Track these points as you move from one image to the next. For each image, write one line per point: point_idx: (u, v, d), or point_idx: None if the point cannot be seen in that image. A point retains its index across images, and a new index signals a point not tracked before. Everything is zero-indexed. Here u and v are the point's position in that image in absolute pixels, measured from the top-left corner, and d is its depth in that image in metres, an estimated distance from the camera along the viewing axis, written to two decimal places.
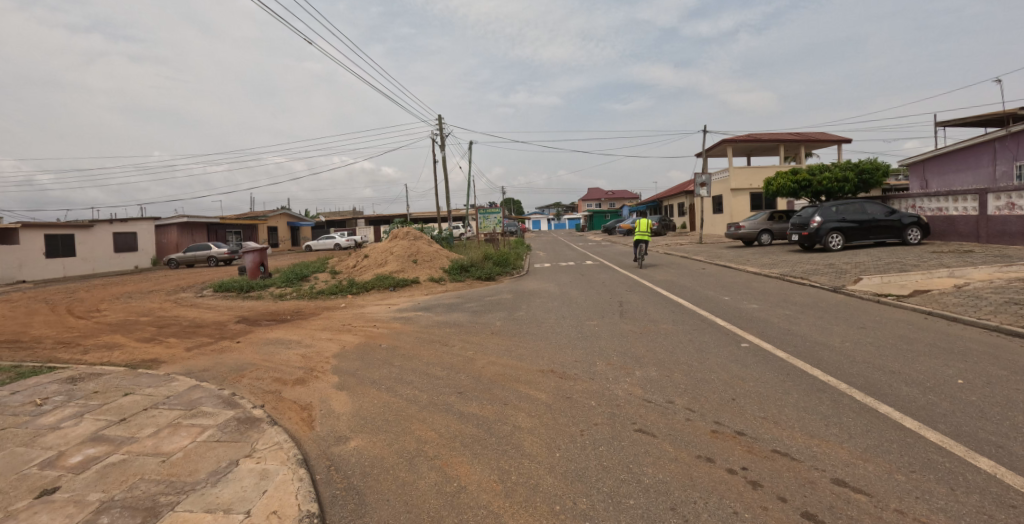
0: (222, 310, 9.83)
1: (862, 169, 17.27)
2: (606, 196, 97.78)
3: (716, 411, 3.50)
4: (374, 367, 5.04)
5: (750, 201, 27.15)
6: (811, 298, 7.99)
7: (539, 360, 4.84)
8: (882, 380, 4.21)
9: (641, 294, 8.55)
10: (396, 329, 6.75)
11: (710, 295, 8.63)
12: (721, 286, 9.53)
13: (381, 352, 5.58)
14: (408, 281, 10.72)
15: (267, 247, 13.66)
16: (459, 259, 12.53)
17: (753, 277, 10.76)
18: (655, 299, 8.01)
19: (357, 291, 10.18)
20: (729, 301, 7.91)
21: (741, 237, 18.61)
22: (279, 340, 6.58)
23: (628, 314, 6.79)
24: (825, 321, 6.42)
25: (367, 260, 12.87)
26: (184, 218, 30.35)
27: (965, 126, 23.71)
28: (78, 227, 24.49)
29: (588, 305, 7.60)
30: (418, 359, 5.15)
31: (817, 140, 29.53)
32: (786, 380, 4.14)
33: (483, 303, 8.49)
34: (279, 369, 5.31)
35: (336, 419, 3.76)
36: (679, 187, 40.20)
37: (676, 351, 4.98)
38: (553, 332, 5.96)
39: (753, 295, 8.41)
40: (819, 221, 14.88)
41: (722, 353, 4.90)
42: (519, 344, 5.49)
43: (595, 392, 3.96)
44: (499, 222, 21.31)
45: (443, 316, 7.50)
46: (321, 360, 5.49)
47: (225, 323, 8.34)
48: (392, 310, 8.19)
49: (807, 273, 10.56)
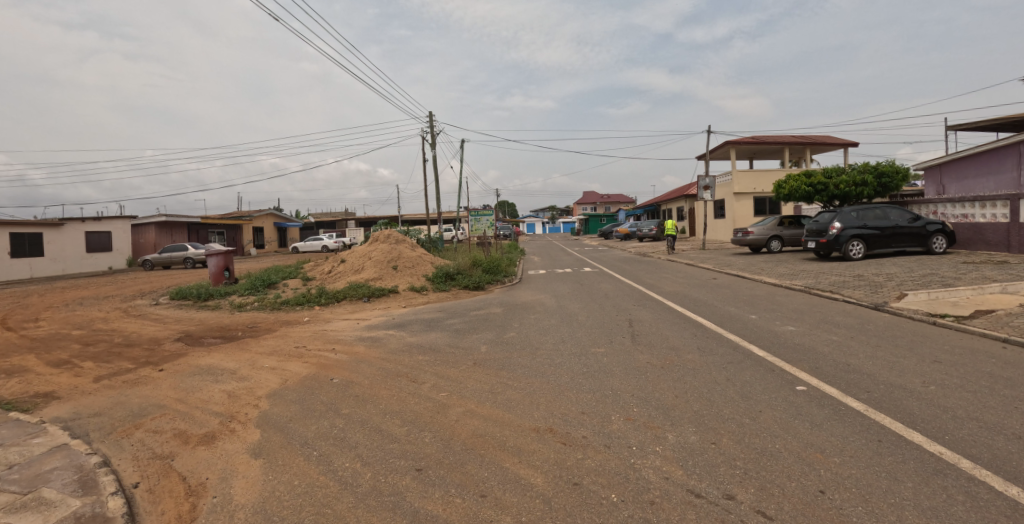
0: (167, 323, 8.45)
1: (882, 172, 16.12)
2: (602, 198, 96.67)
3: (809, 521, 2.24)
4: (310, 417, 3.76)
5: (755, 205, 26.11)
6: (854, 319, 6.80)
7: (532, 412, 3.58)
8: (1016, 452, 2.98)
9: (652, 310, 7.31)
10: (356, 355, 5.47)
11: (733, 311, 7.40)
12: (742, 301, 8.30)
13: (329, 391, 4.32)
14: (385, 290, 9.46)
15: (233, 250, 12.23)
16: (445, 265, 11.25)
17: (775, 290, 9.57)
18: (670, 317, 6.80)
19: (327, 302, 8.90)
20: (758, 321, 6.69)
21: (749, 244, 17.51)
22: (209, 369, 5.27)
23: (642, 340, 5.55)
24: (885, 352, 5.23)
25: (343, 265, 11.59)
26: (163, 217, 28.81)
27: (978, 130, 22.83)
28: (47, 226, 22.84)
29: (592, 325, 6.34)
30: (372, 407, 3.87)
31: (823, 143, 28.48)
32: (883, 458, 2.92)
33: (468, 320, 7.21)
34: (188, 416, 4.02)
35: (224, 520, 2.46)
36: (679, 190, 39.13)
37: (715, 399, 3.75)
38: (552, 364, 4.68)
39: (783, 313, 7.21)
40: (838, 228, 13.72)
41: (776, 405, 3.68)
42: (507, 385, 4.23)
43: (614, 474, 2.68)
44: (491, 224, 20.08)
45: (416, 337, 6.22)
46: (247, 402, 4.21)
47: (162, 341, 6.99)
48: (360, 327, 6.92)
49: (837, 287, 9.39)
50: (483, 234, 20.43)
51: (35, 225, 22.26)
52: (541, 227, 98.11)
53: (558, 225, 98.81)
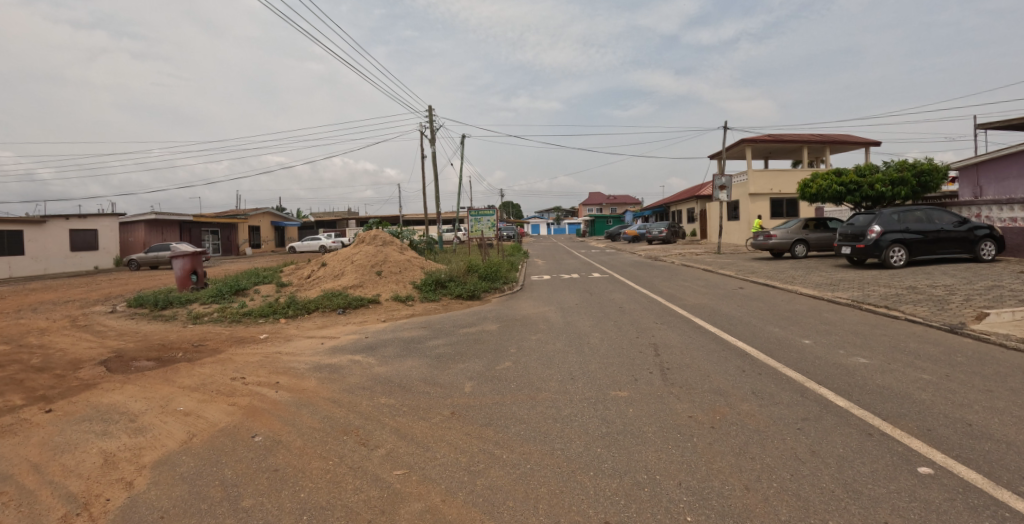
0: (105, 337, 7.15)
1: (921, 171, 14.67)
2: (609, 199, 95.11)
3: None
4: (190, 515, 2.47)
5: (771, 207, 24.66)
6: (934, 349, 5.45)
7: (527, 518, 2.27)
8: None
9: (681, 332, 5.97)
10: (302, 394, 4.17)
11: (780, 334, 6.04)
12: (785, 319, 6.94)
13: (241, 462, 3.01)
14: (364, 300, 8.19)
15: (203, 251, 10.90)
16: (436, 271, 9.97)
17: (818, 304, 8.20)
18: (704, 341, 5.48)
19: (294, 314, 7.61)
20: (817, 350, 5.34)
21: (771, 248, 16.09)
22: (106, 414, 3.99)
23: (676, 377, 4.26)
24: (1008, 401, 3.87)
25: (322, 270, 10.36)
26: (152, 215, 27.62)
27: (1013, 129, 21.33)
28: (27, 223, 21.59)
29: (608, 353, 5.04)
30: (286, 498, 2.56)
31: (844, 142, 26.90)
32: None
33: (455, 341, 5.88)
34: (26, 503, 2.74)
35: None
36: (689, 192, 37.70)
37: (807, 498, 2.43)
38: (558, 419, 3.38)
39: (842, 338, 5.87)
40: (878, 232, 12.29)
41: (909, 513, 2.35)
42: (493, 456, 2.92)
43: None
44: (492, 225, 18.78)
45: (386, 365, 4.92)
46: (121, 481, 2.91)
47: (82, 364, 5.69)
48: (323, 350, 5.65)
49: (892, 302, 8.02)
50: (483, 235, 19.09)
51: (12, 222, 20.96)
52: (545, 228, 96.91)
53: (562, 226, 97.33)
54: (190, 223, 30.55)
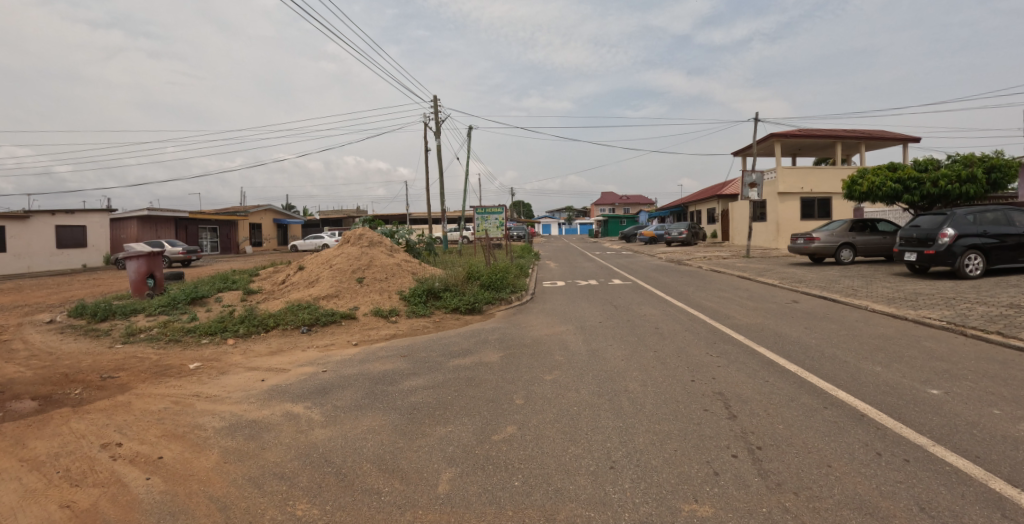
0: (10, 360, 5.71)
1: (992, 166, 12.75)
2: (620, 200, 93.02)
3: None
4: None
5: (803, 208, 22.71)
6: None
7: None
8: None
9: (748, 372, 4.34)
10: (182, 489, 2.61)
11: (888, 377, 4.37)
12: (880, 351, 5.23)
13: None
14: (337, 314, 6.69)
15: (163, 252, 9.42)
16: (430, 278, 8.43)
17: (906, 328, 6.47)
18: (790, 391, 3.85)
19: (248, 332, 6.14)
20: (962, 410, 3.65)
21: (813, 253, 14.27)
22: None
23: (779, 470, 2.63)
24: None
25: (298, 275, 8.90)
26: (146, 212, 26.59)
27: None
28: (12, 219, 20.60)
29: (654, 409, 3.47)
30: None
31: (882, 138, 24.75)
32: None
33: (440, 382, 4.31)
34: None
35: None
36: (709, 191, 35.79)
37: None
38: None
39: (982, 386, 4.17)
40: (951, 236, 10.42)
41: None
42: None
43: None
44: (499, 225, 17.18)
45: (331, 427, 3.37)
46: None
47: None
48: (257, 394, 4.11)
49: (1004, 326, 6.24)
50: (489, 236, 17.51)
51: None
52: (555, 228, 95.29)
53: (573, 226, 95.34)
54: (185, 219, 29.40)
